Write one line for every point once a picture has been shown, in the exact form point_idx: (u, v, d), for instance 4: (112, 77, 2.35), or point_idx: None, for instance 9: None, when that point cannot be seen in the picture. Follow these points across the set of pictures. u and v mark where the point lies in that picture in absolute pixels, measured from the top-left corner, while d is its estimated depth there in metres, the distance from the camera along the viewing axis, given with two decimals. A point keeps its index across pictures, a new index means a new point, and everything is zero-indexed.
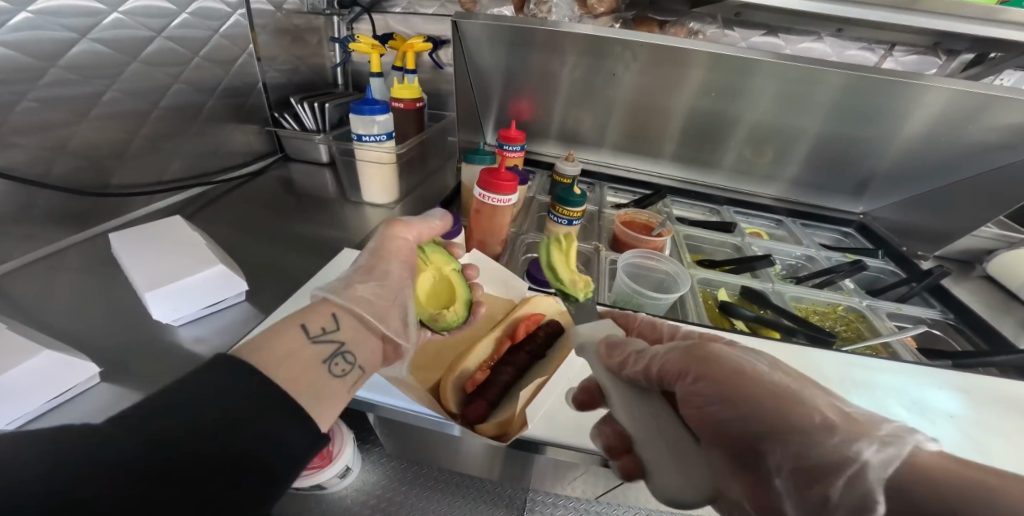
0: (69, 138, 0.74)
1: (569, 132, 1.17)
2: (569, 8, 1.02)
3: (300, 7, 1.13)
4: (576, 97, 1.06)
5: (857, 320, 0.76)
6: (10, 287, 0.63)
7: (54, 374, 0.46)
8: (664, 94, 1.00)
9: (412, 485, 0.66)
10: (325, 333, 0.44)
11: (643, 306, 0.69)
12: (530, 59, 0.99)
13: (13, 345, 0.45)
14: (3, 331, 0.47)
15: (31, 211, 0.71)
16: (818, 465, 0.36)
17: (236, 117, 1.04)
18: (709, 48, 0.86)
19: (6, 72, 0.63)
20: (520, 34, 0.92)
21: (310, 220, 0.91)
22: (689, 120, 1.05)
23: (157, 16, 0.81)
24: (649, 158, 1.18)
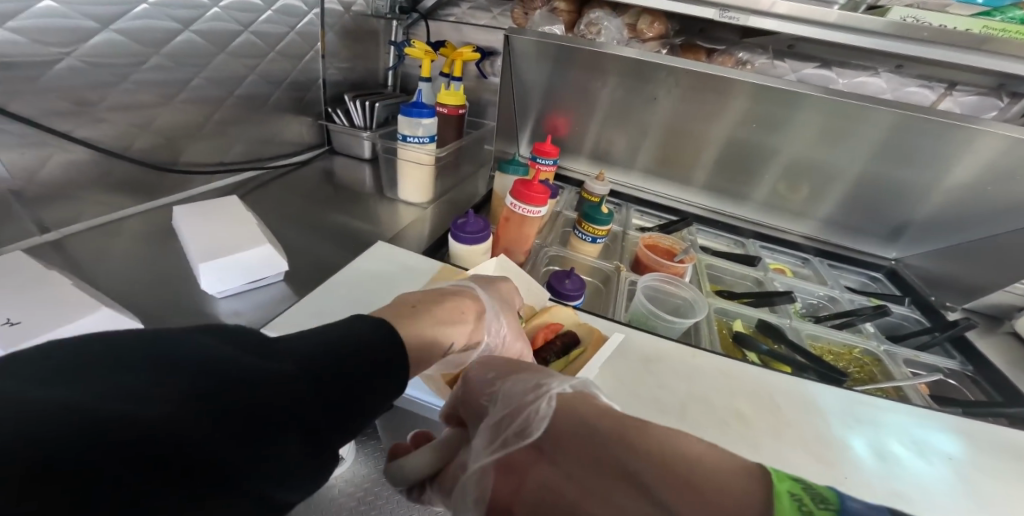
0: (155, 117, 0.83)
1: (601, 152, 1.18)
2: (618, 30, 1.04)
3: (365, 9, 1.17)
4: (613, 117, 1.09)
5: (871, 363, 0.75)
6: (74, 246, 0.70)
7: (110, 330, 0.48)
8: (702, 121, 1.02)
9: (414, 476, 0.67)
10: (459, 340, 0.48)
11: (658, 329, 0.70)
12: (571, 77, 1.04)
13: (76, 299, 0.48)
14: (65, 284, 0.50)
15: (107, 179, 0.79)
16: (514, 394, 0.39)
17: (295, 108, 1.11)
18: (753, 78, 0.90)
19: (119, 55, 0.73)
20: (565, 51, 0.99)
21: (348, 212, 0.97)
22: (724, 151, 1.06)
23: (246, 11, 0.89)
24: (680, 185, 1.17)
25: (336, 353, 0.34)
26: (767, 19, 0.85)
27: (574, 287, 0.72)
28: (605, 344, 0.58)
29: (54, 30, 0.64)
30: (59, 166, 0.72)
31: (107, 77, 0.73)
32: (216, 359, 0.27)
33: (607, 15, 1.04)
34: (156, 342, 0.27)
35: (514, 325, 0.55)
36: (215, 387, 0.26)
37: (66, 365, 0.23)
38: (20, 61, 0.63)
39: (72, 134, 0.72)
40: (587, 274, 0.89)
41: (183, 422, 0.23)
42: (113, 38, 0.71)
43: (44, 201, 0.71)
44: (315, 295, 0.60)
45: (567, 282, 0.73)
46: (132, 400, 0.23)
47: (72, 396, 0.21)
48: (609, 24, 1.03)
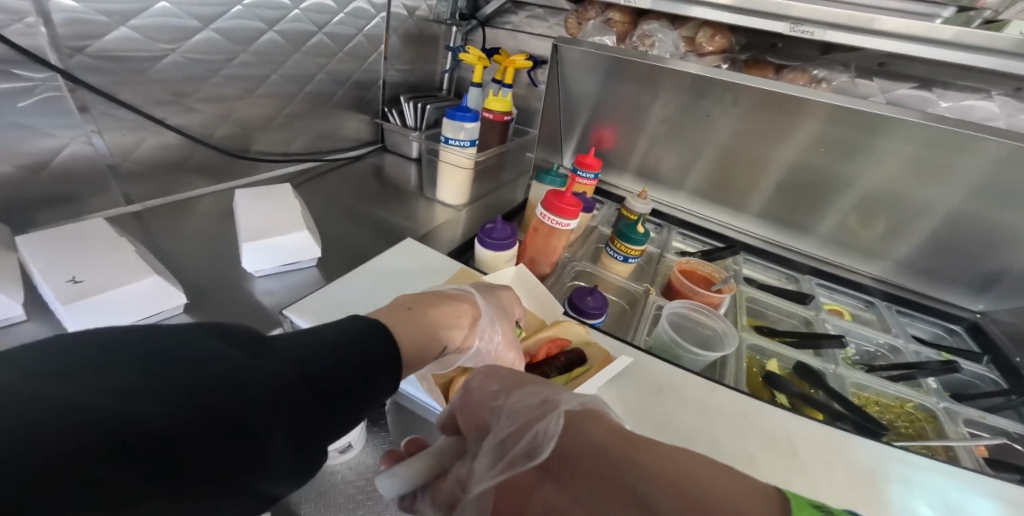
0: (235, 109, 0.91)
1: (647, 167, 1.13)
2: (676, 44, 1.00)
3: (428, 14, 1.21)
4: (664, 132, 1.05)
5: (925, 420, 0.65)
6: (149, 219, 0.79)
7: (150, 298, 0.53)
8: (764, 143, 0.95)
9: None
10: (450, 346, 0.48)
11: (681, 359, 0.66)
12: (624, 89, 1.02)
13: (133, 265, 0.54)
14: (129, 250, 0.56)
15: (187, 162, 0.88)
16: (520, 410, 0.37)
17: (355, 107, 1.17)
18: (835, 100, 0.81)
19: (212, 51, 0.82)
20: (618, 65, 0.97)
21: (389, 208, 1.00)
22: (787, 177, 0.97)
23: (323, 13, 0.96)
24: (732, 210, 1.09)
25: (336, 358, 0.34)
26: (859, 35, 0.77)
27: (595, 305, 0.69)
28: (613, 364, 0.54)
29: (165, 29, 0.74)
30: (152, 149, 0.82)
31: (200, 71, 0.82)
32: (219, 365, 0.27)
33: (665, 28, 1.00)
34: (150, 342, 0.26)
35: (508, 333, 0.54)
36: (214, 394, 0.25)
37: (60, 362, 0.23)
38: (134, 55, 0.73)
39: (166, 121, 0.82)
40: (613, 293, 0.86)
41: (181, 433, 0.23)
42: (212, 36, 0.80)
43: (134, 177, 0.81)
44: (336, 284, 0.62)
45: (589, 299, 0.71)
46: (128, 400, 0.22)
47: (70, 393, 0.21)
48: (665, 38, 0.99)
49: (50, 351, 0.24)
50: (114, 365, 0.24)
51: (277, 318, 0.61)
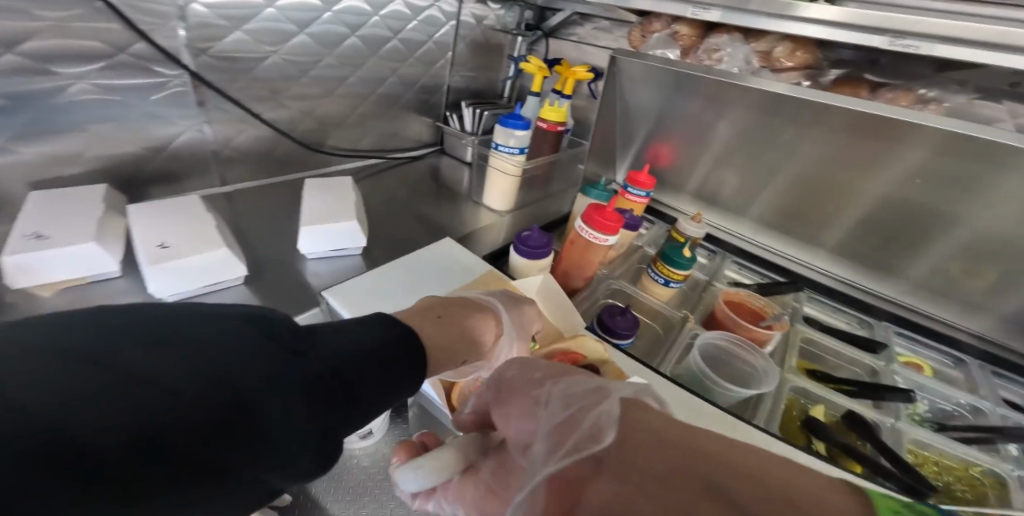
0: (317, 106, 1.01)
1: (707, 191, 1.08)
2: (749, 60, 0.93)
3: (495, 24, 1.26)
4: (730, 153, 0.99)
5: (991, 488, 0.56)
6: (237, 201, 0.90)
7: (214, 268, 0.60)
8: (851, 172, 0.86)
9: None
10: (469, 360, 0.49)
11: (709, 393, 0.61)
12: (688, 105, 0.98)
13: (207, 238, 0.61)
14: (208, 223, 0.64)
15: (273, 153, 0.99)
16: (577, 391, 0.37)
17: (419, 110, 1.23)
18: (938, 123, 0.70)
19: (302, 53, 0.91)
20: (682, 79, 0.94)
21: (438, 208, 1.05)
22: (876, 213, 0.87)
23: (398, 20, 1.03)
24: (804, 244, 0.99)
25: (365, 361, 0.36)
26: (971, 49, 0.68)
27: (625, 327, 0.67)
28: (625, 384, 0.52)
29: (267, 32, 0.84)
30: (249, 138, 0.93)
31: (290, 71, 0.92)
32: (241, 354, 0.28)
33: (737, 42, 0.94)
34: (178, 325, 0.28)
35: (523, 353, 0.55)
36: (232, 386, 0.26)
37: (98, 337, 0.24)
38: (244, 56, 0.84)
39: (262, 115, 0.93)
40: (650, 316, 0.81)
41: (198, 427, 0.24)
42: (305, 40, 0.90)
43: (231, 162, 0.93)
44: (371, 274, 0.65)
45: (619, 319, 0.69)
46: (153, 390, 0.24)
47: (99, 378, 0.23)
48: (735, 53, 0.93)
49: (88, 324, 0.25)
50: (142, 347, 0.25)
51: (315, 298, 0.66)
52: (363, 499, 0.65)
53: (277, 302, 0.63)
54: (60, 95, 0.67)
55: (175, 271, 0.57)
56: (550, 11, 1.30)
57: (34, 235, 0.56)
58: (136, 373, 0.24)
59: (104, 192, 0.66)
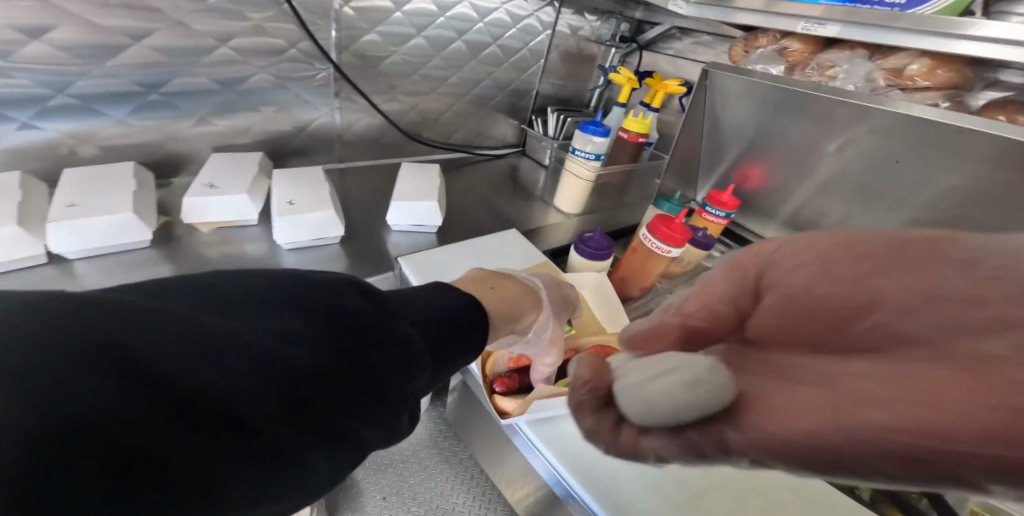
0: (422, 101, 1.13)
1: (804, 219, 1.00)
2: (873, 78, 0.82)
3: (590, 35, 1.30)
4: (840, 182, 0.90)
5: None
6: (347, 177, 1.04)
7: (320, 226, 0.71)
8: (991, 216, 0.73)
9: (441, 454, 0.86)
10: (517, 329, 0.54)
11: None
12: (792, 126, 0.91)
13: (319, 201, 0.73)
14: (321, 190, 0.77)
15: (380, 139, 1.12)
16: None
17: (507, 112, 1.31)
18: None
19: (415, 53, 1.04)
20: (785, 98, 0.88)
21: (512, 204, 1.11)
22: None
23: (499, 28, 1.12)
24: None
25: (434, 330, 0.39)
26: None
27: None
28: None
29: (391, 34, 0.98)
30: (366, 125, 1.07)
31: (405, 68, 1.04)
32: (352, 316, 0.31)
33: (862, 58, 0.84)
34: (293, 289, 0.30)
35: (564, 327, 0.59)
36: (347, 345, 0.29)
37: (229, 299, 0.27)
38: (373, 54, 0.98)
39: (379, 106, 1.06)
40: None
41: (323, 380, 0.26)
42: (419, 42, 1.02)
43: (349, 145, 1.08)
44: (441, 249, 0.73)
45: None
46: (290, 344, 0.26)
47: (243, 331, 0.25)
48: (854, 69, 0.84)
49: (214, 287, 0.27)
50: (266, 308, 0.28)
51: (391, 264, 0.75)
52: (386, 471, 0.81)
53: (362, 263, 0.73)
54: (242, 80, 0.86)
55: (291, 224, 0.69)
56: (648, 24, 1.31)
57: (208, 185, 0.72)
58: (279, 351, 0.25)
59: (258, 161, 0.80)
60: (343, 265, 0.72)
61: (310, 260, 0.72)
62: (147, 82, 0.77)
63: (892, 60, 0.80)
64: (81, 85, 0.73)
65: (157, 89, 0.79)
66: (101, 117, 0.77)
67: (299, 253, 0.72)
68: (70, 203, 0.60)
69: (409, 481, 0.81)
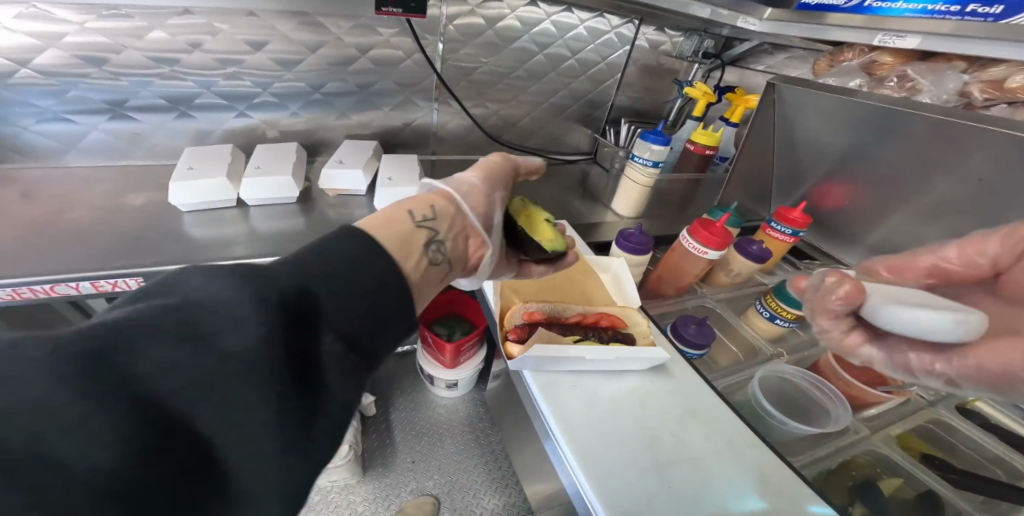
0: (506, 108, 1.30)
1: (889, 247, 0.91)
2: (967, 91, 0.75)
3: (672, 50, 1.35)
4: (935, 210, 0.79)
5: None
6: (438, 167, 1.25)
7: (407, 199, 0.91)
8: None
9: (473, 433, 1.07)
10: (425, 217, 0.48)
11: (764, 423, 0.70)
12: (880, 147, 0.84)
13: (410, 180, 0.93)
14: (414, 173, 0.96)
15: (468, 138, 1.31)
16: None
17: (582, 121, 1.43)
18: None
19: (503, 65, 1.20)
20: (884, 118, 0.80)
21: (575, 203, 1.22)
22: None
23: (580, 42, 1.24)
24: None
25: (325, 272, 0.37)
26: None
27: (695, 335, 0.76)
28: (649, 350, 0.58)
29: (484, 49, 1.16)
30: (457, 124, 1.27)
31: (492, 77, 1.22)
32: (180, 291, 0.32)
33: (956, 71, 0.76)
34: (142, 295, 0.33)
35: (480, 190, 0.54)
36: (167, 312, 0.30)
37: None
38: (468, 64, 1.17)
39: (470, 110, 1.25)
40: (739, 343, 0.88)
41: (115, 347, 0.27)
42: (507, 55, 1.19)
43: (443, 140, 1.29)
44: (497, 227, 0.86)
45: (691, 327, 0.77)
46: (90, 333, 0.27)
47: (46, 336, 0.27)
48: (941, 82, 0.76)
49: None
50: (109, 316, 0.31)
51: None
52: (422, 439, 1.04)
53: None
54: (373, 84, 1.10)
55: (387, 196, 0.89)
56: (735, 39, 1.32)
57: (338, 161, 0.96)
58: (90, 335, 0.27)
59: (373, 148, 1.03)
60: None
61: None
62: (310, 84, 1.04)
63: (991, 72, 0.72)
64: (275, 85, 1.01)
65: (319, 90, 1.06)
66: (282, 110, 1.06)
67: None
68: (257, 166, 0.88)
69: (440, 449, 1.03)
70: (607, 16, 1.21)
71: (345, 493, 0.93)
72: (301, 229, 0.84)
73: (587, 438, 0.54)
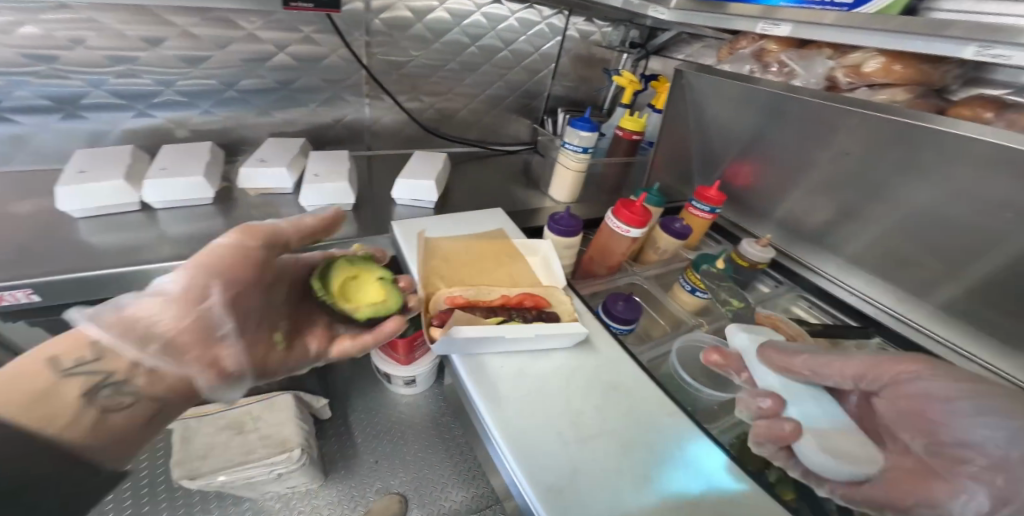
0: (442, 100, 1.30)
1: (791, 219, 1.00)
2: (835, 75, 0.85)
3: (602, 41, 1.40)
4: (817, 181, 0.89)
5: None
6: (374, 162, 1.23)
7: (335, 194, 0.90)
8: (965, 216, 0.68)
9: (436, 428, 1.08)
10: (76, 364, 0.46)
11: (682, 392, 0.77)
12: (769, 129, 0.92)
13: (338, 175, 0.92)
14: (344, 169, 0.95)
15: (404, 132, 1.30)
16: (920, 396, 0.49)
17: (521, 112, 1.45)
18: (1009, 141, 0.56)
19: (434, 58, 1.20)
20: (772, 104, 0.87)
21: (514, 191, 1.24)
22: (1002, 277, 0.68)
23: (511, 34, 1.26)
24: (912, 297, 0.84)
25: None
26: None
27: (621, 311, 0.81)
28: (565, 326, 0.62)
29: (414, 42, 1.15)
30: (392, 118, 1.26)
31: (423, 71, 1.21)
32: None
33: (824, 57, 0.85)
34: None
35: (180, 285, 0.51)
36: None
37: None
38: (397, 58, 1.16)
39: (404, 103, 1.25)
40: (667, 317, 0.96)
41: None
42: (439, 48, 1.19)
43: (378, 135, 1.27)
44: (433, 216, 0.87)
45: (618, 305, 0.82)
46: None
47: None
48: (812, 66, 0.85)
49: None
50: None
51: (386, 227, 0.91)
52: (384, 439, 1.04)
53: (367, 227, 0.90)
54: (293, 81, 1.07)
55: (314, 191, 0.88)
56: (659, 30, 1.39)
57: (259, 159, 0.93)
58: None
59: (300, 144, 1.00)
60: (352, 228, 0.89)
61: None
62: (223, 80, 1.00)
63: (851, 57, 0.82)
64: (180, 82, 0.96)
65: (234, 87, 1.02)
66: (192, 108, 1.00)
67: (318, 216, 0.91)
68: (162, 167, 0.84)
69: (402, 447, 1.03)
70: (536, 7, 1.24)
71: (309, 498, 0.91)
72: (219, 230, 0.81)
73: (508, 414, 0.57)
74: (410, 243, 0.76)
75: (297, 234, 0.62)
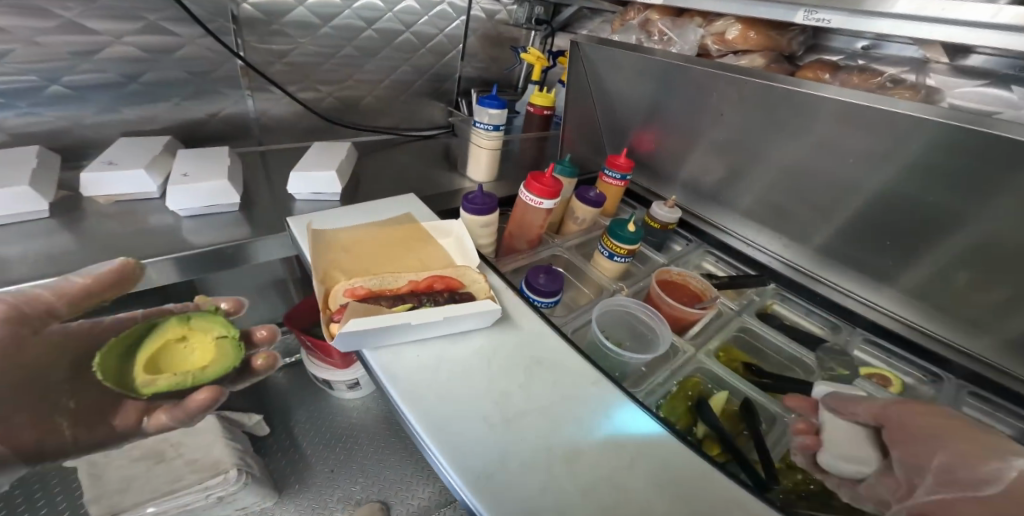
0: (342, 88, 1.22)
1: (693, 182, 1.08)
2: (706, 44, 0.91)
3: (508, 19, 1.38)
4: (709, 144, 0.96)
5: None
6: (270, 157, 1.12)
7: (215, 194, 0.82)
8: (828, 165, 0.76)
9: (392, 428, 1.04)
10: None
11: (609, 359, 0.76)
12: (665, 96, 0.97)
13: (215, 175, 0.83)
14: (227, 169, 0.86)
15: (301, 123, 1.20)
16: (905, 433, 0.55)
17: (432, 96, 1.40)
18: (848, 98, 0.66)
19: (326, 43, 1.12)
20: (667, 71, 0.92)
21: (429, 177, 1.20)
22: (867, 223, 0.78)
23: (411, 15, 1.20)
24: (795, 241, 0.94)
25: None
26: (884, 21, 0.61)
27: (544, 283, 0.82)
28: (473, 307, 0.60)
29: (301, 26, 1.06)
30: (284, 110, 1.15)
31: (315, 57, 1.12)
32: None
33: (695, 26, 0.92)
34: None
35: None
36: None
37: None
38: (280, 44, 1.06)
39: (295, 93, 1.15)
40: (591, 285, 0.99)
41: None
42: (330, 32, 1.11)
43: (268, 128, 1.16)
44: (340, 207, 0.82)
45: (540, 278, 0.83)
46: None
47: None
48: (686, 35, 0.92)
49: None
50: None
51: (284, 227, 0.84)
52: (336, 448, 0.98)
53: (257, 229, 0.82)
54: (144, 74, 0.94)
55: (189, 193, 0.79)
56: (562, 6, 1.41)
57: (109, 163, 0.81)
58: None
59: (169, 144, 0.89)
60: (243, 231, 0.81)
61: (206, 228, 0.80)
62: (43, 74, 0.84)
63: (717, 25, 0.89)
64: None
65: (59, 81, 0.86)
66: (6, 109, 0.84)
67: (195, 223, 0.81)
68: None
69: (356, 454, 0.98)
70: None
71: None
72: (63, 248, 0.70)
73: (430, 403, 0.56)
74: (306, 241, 0.71)
75: (64, 299, 0.64)
